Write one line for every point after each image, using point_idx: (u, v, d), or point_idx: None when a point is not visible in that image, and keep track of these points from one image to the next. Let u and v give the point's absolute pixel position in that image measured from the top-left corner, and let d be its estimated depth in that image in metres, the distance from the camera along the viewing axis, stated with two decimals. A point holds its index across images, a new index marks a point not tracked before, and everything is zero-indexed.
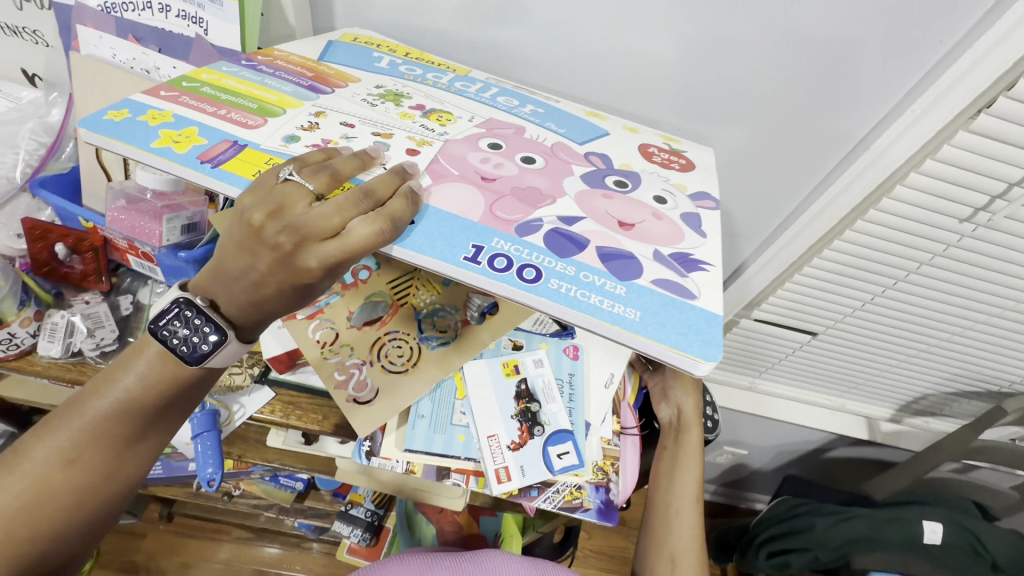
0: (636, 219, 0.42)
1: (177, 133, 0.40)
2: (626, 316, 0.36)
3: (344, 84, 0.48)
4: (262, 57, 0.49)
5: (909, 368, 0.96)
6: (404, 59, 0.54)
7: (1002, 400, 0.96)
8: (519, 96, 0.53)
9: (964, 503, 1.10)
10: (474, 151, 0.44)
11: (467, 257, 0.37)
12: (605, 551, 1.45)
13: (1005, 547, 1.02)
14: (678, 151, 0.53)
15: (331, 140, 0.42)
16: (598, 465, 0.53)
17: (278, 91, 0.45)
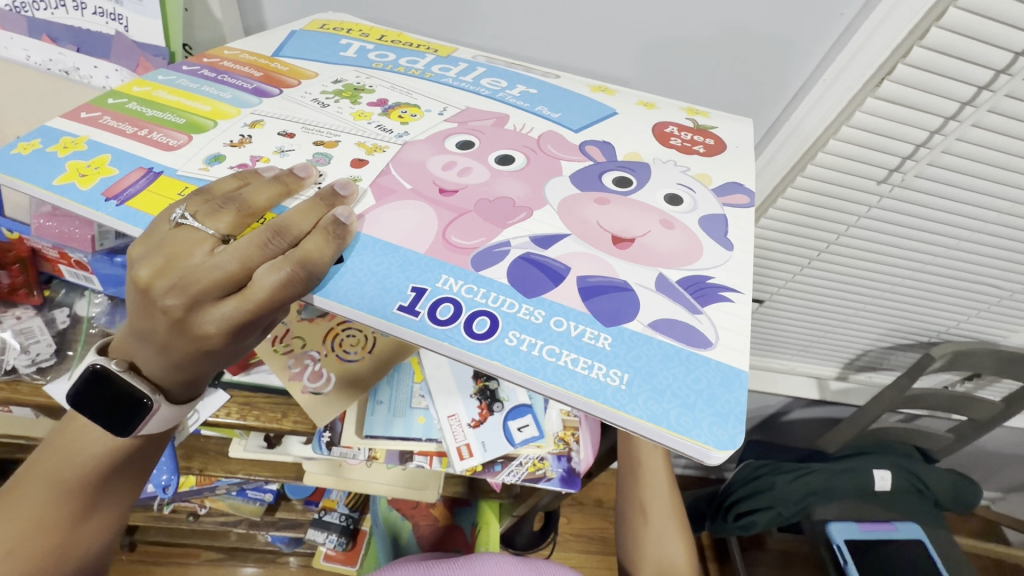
0: (636, 232, 0.35)
1: (85, 163, 0.36)
2: (608, 383, 0.28)
3: (295, 83, 0.45)
4: (210, 60, 0.46)
5: (850, 325, 1.02)
6: (375, 44, 0.50)
7: (930, 348, 1.05)
8: (508, 77, 0.48)
9: (907, 448, 1.19)
10: (438, 154, 0.39)
11: (402, 306, 0.31)
12: (584, 533, 1.48)
13: (942, 483, 1.18)
14: (706, 127, 0.46)
15: (262, 157, 0.38)
16: (558, 436, 0.54)
17: (214, 101, 0.42)
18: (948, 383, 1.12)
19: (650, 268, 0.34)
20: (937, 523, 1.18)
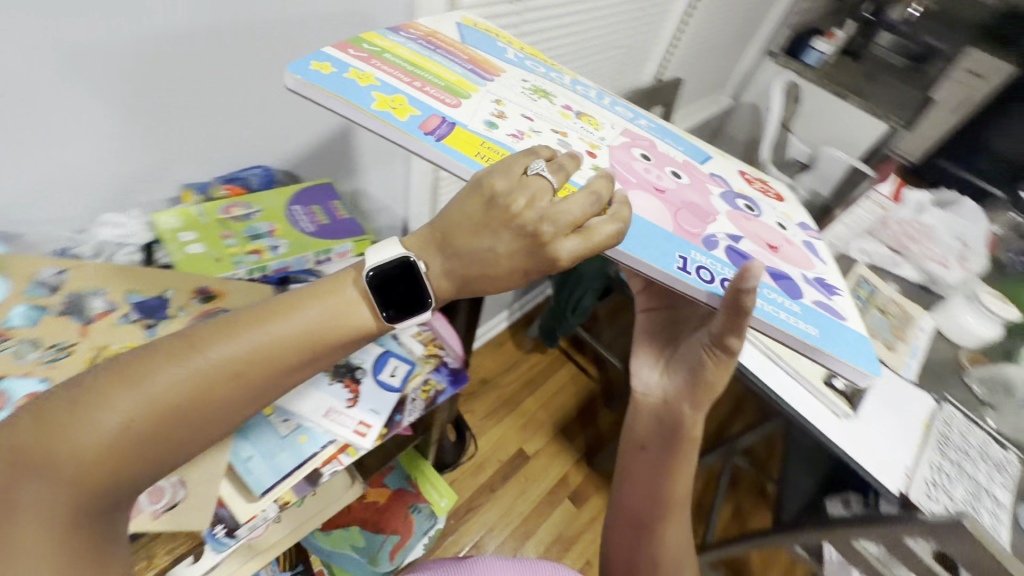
0: (777, 243, 0.57)
1: (389, 98, 0.46)
2: (809, 331, 0.47)
3: (498, 72, 0.58)
4: (439, 37, 0.60)
5: None
6: (533, 61, 0.66)
7: None
8: (662, 128, 0.68)
9: None
10: (634, 159, 0.55)
11: (695, 266, 0.46)
12: (522, 507, 1.53)
13: None
14: (761, 177, 0.71)
15: (523, 132, 0.51)
16: (426, 357, 0.72)
17: (453, 72, 0.54)
18: None
19: (798, 268, 0.56)
20: None
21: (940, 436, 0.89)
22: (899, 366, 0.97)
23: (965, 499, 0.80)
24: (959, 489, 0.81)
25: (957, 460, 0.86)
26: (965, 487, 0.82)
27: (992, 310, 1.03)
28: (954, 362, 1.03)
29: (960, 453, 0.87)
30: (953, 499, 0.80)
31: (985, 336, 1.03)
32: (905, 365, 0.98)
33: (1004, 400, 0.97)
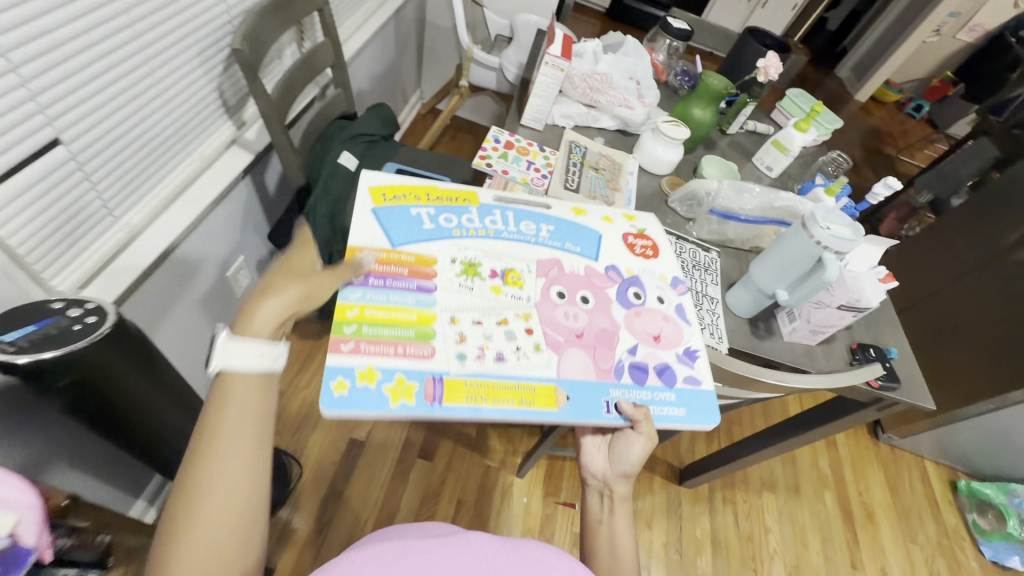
0: (658, 331, 0.68)
1: (394, 384, 0.53)
2: (673, 413, 0.63)
3: (432, 270, 0.63)
4: (381, 256, 0.62)
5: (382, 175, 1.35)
6: (442, 208, 0.70)
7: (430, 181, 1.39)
8: (527, 217, 0.74)
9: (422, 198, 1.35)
10: (560, 307, 0.66)
11: (604, 398, 0.61)
12: (375, 489, 1.45)
13: None
14: (641, 230, 0.79)
15: (483, 346, 0.59)
16: None
17: (411, 308, 0.59)
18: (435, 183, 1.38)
19: (673, 348, 0.68)
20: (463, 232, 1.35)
21: None
22: None
23: None
24: None
25: None
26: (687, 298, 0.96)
27: (671, 137, 1.14)
28: (660, 193, 1.17)
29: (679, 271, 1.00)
30: None
31: (671, 161, 1.17)
32: None
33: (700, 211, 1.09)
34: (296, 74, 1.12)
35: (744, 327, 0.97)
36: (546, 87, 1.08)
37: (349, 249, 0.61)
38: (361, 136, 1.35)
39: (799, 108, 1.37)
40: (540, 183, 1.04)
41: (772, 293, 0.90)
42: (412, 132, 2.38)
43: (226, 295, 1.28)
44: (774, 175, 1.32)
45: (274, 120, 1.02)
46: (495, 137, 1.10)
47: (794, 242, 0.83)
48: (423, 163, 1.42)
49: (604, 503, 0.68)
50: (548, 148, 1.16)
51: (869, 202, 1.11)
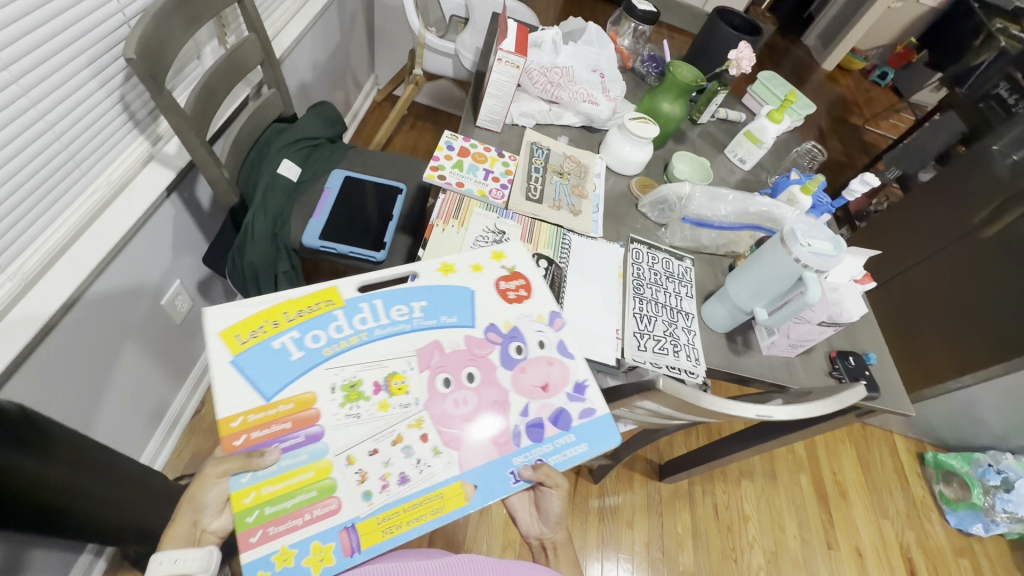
0: (545, 379, 0.66)
1: (312, 551, 0.52)
2: (579, 450, 0.65)
3: (314, 410, 0.57)
4: (258, 417, 0.56)
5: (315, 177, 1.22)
6: (302, 324, 0.60)
7: (380, 189, 1.23)
8: (396, 298, 0.65)
9: (367, 203, 1.20)
10: (451, 400, 0.62)
11: (508, 469, 0.61)
12: None
13: (403, 207, 1.24)
14: (513, 269, 0.72)
15: (385, 474, 0.56)
16: None
17: (305, 467, 0.55)
18: (387, 189, 1.23)
19: (565, 388, 0.67)
20: (414, 233, 1.22)
21: (634, 280, 0.93)
22: (588, 229, 0.97)
23: (663, 331, 0.87)
24: (657, 325, 0.88)
25: (651, 297, 0.91)
26: (661, 318, 0.89)
27: (640, 136, 1.05)
28: (630, 197, 1.09)
29: (651, 287, 0.93)
30: (654, 338, 0.86)
31: (640, 161, 1.09)
32: (592, 226, 0.98)
33: (672, 216, 1.02)
34: (216, 79, 0.98)
35: (722, 342, 0.92)
36: (502, 86, 0.98)
37: (220, 425, 0.54)
38: (301, 140, 1.22)
39: (773, 95, 1.31)
40: (499, 195, 0.95)
41: (750, 310, 0.84)
42: (368, 121, 2.22)
43: (162, 326, 1.15)
44: (747, 167, 1.27)
45: (191, 135, 0.88)
46: (448, 144, 1.00)
47: (772, 259, 0.78)
48: (374, 167, 1.30)
49: (545, 551, 0.79)
50: (508, 152, 1.06)
51: (846, 199, 1.06)
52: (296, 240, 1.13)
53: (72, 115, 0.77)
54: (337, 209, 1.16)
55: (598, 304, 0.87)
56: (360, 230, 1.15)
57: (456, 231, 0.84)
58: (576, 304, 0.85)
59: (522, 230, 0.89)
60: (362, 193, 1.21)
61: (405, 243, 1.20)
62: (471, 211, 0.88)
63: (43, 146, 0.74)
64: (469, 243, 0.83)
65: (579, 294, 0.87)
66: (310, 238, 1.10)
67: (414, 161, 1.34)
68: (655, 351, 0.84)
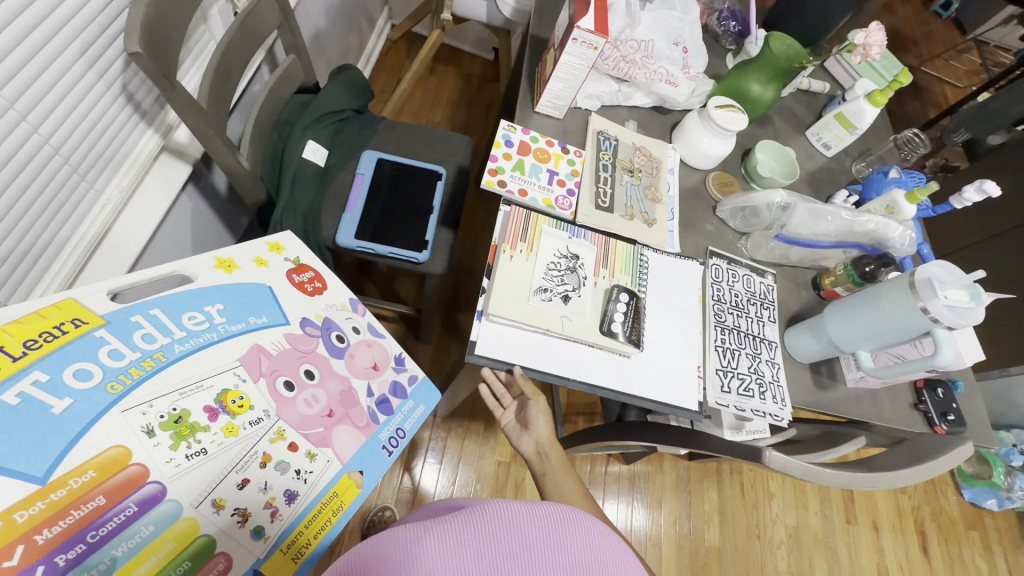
0: (372, 360, 0.60)
1: None
2: (420, 411, 0.61)
3: (136, 465, 0.41)
4: (34, 512, 0.36)
5: (347, 158, 1.09)
6: (43, 361, 0.40)
7: (418, 176, 1.10)
8: (180, 304, 0.49)
9: (406, 192, 1.08)
10: (297, 403, 0.51)
11: (380, 446, 0.55)
12: (384, 501, 1.38)
13: (443, 195, 1.10)
14: (296, 261, 0.59)
15: (270, 499, 0.47)
16: None
17: (159, 541, 0.41)
18: (425, 175, 1.11)
19: (389, 356, 0.61)
20: (454, 225, 1.09)
21: (714, 304, 0.83)
22: (664, 244, 0.86)
23: (747, 368, 0.80)
24: (742, 360, 0.80)
25: (732, 325, 0.82)
26: (745, 351, 0.81)
27: (723, 127, 0.90)
28: (706, 197, 0.95)
29: (732, 312, 0.84)
30: (739, 377, 0.78)
31: (719, 155, 0.94)
32: (668, 238, 0.87)
33: (755, 224, 0.91)
34: (230, 54, 0.82)
35: (806, 375, 0.84)
36: (573, 69, 0.82)
37: None
38: (327, 116, 1.07)
39: (880, 76, 1.12)
40: (566, 204, 0.83)
41: (850, 351, 0.76)
42: (383, 64, 1.97)
43: None
44: (830, 154, 1.11)
45: (212, 133, 0.76)
46: (505, 138, 0.86)
47: (894, 306, 0.68)
48: (409, 146, 1.16)
49: (540, 456, 0.77)
50: (571, 145, 0.91)
51: (954, 205, 0.94)
52: (328, 236, 1.02)
53: (69, 119, 0.64)
54: (372, 201, 1.05)
55: (677, 338, 0.78)
56: (397, 227, 1.04)
57: (526, 257, 0.74)
58: (656, 340, 0.77)
59: (596, 252, 0.79)
60: (401, 182, 1.08)
61: (446, 238, 1.08)
62: (539, 230, 0.77)
63: (41, 161, 0.62)
64: (541, 273, 0.73)
65: (659, 327, 0.78)
66: (345, 237, 1.00)
67: (451, 136, 1.19)
68: (740, 393, 0.77)
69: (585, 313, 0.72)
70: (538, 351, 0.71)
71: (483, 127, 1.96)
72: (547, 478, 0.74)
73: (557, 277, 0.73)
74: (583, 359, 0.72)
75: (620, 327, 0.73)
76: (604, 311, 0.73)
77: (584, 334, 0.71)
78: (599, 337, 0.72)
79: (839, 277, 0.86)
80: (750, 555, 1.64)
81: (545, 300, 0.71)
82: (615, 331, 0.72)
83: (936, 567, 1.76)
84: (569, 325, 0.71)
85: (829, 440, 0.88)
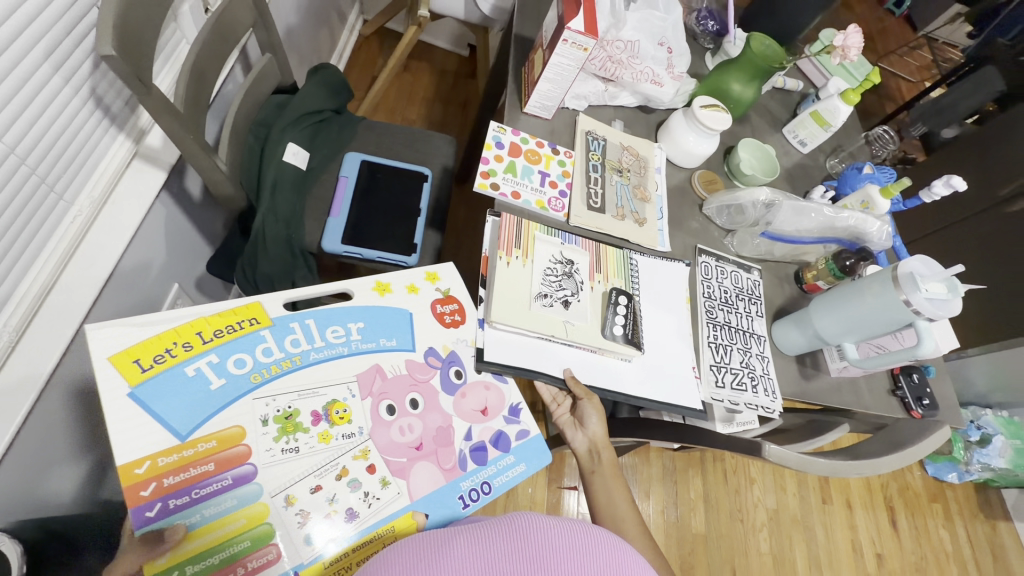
0: (484, 403, 0.64)
1: None
2: (518, 471, 0.62)
3: (244, 446, 0.51)
4: (171, 459, 0.48)
5: (329, 159, 1.06)
6: (220, 348, 0.53)
7: (402, 177, 1.08)
8: (329, 319, 0.59)
9: (391, 195, 1.06)
10: (393, 426, 0.58)
11: (458, 494, 0.58)
12: None
13: (429, 196, 1.09)
14: (448, 292, 0.68)
15: (331, 512, 0.51)
16: None
17: (235, 514, 0.49)
18: (409, 176, 1.09)
19: (503, 408, 0.65)
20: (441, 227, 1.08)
21: (706, 301, 0.85)
22: (655, 243, 0.87)
23: (738, 362, 0.82)
24: (733, 356, 0.82)
25: (723, 321, 0.84)
26: (736, 346, 0.83)
27: (708, 126, 0.91)
28: (692, 195, 0.97)
29: (723, 308, 0.86)
30: (731, 371, 0.80)
31: (704, 154, 0.96)
32: (658, 237, 0.88)
33: (741, 221, 0.93)
34: (206, 54, 0.78)
35: (792, 367, 0.87)
36: (562, 70, 0.82)
37: (120, 473, 0.46)
38: (306, 117, 1.04)
39: (851, 74, 1.16)
40: (558, 206, 0.84)
41: (836, 343, 0.79)
42: (355, 62, 1.92)
43: None
44: (806, 151, 1.15)
45: (189, 137, 0.72)
46: (495, 139, 0.85)
47: (877, 301, 0.71)
48: (391, 146, 1.13)
49: (592, 455, 0.74)
50: (560, 145, 0.91)
51: (923, 198, 0.98)
52: (311, 241, 0.99)
53: (36, 126, 0.61)
54: (356, 205, 1.03)
55: (671, 335, 0.80)
56: (384, 230, 1.02)
57: (523, 264, 0.73)
58: (653, 338, 0.78)
59: (590, 256, 0.79)
60: (385, 184, 1.06)
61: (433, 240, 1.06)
62: (532, 237, 0.76)
63: (8, 171, 0.58)
64: (539, 279, 0.73)
65: (654, 326, 0.79)
66: (331, 243, 0.98)
67: (434, 135, 1.17)
68: (733, 388, 0.79)
69: (587, 317, 0.73)
70: (540, 357, 0.71)
71: (460, 125, 1.94)
72: (596, 479, 0.72)
73: (555, 283, 0.73)
74: (587, 363, 0.73)
75: (621, 329, 0.74)
76: (604, 318, 0.74)
77: (586, 341, 0.71)
78: (602, 343, 0.72)
79: (821, 270, 0.89)
80: (734, 538, 1.69)
81: (547, 305, 0.71)
82: (616, 334, 0.73)
83: (903, 537, 1.87)
84: (573, 332, 0.71)
85: (814, 429, 0.91)
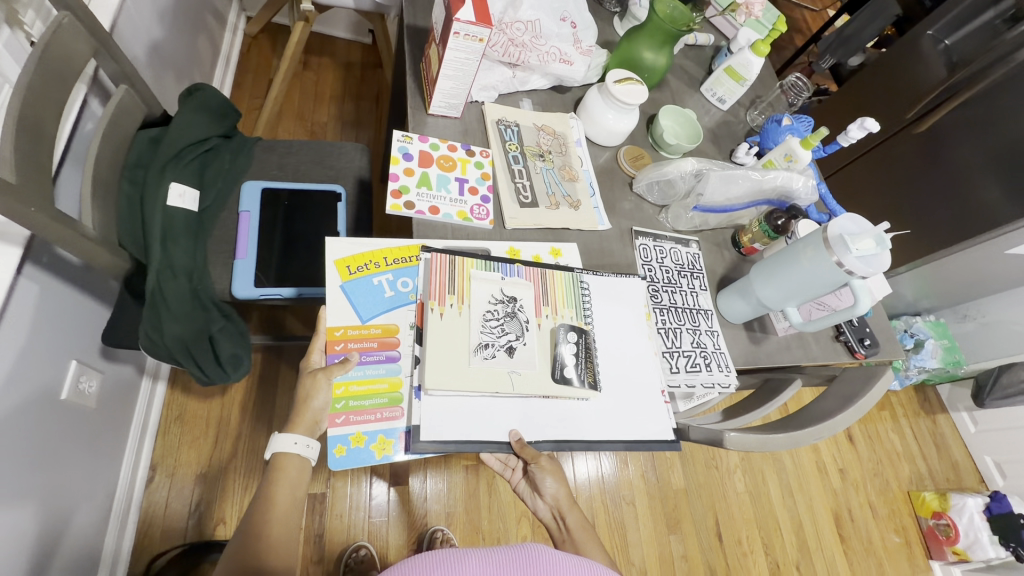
0: None
1: (377, 443, 0.63)
2: None
3: (396, 339, 0.67)
4: (359, 334, 0.67)
5: (225, 190, 0.95)
6: (396, 270, 0.71)
7: (312, 200, 0.98)
8: None
9: (303, 220, 0.96)
10: None
11: None
12: (355, 536, 1.31)
13: (345, 216, 0.99)
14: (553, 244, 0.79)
15: None
16: None
17: (384, 377, 0.66)
18: (320, 196, 0.99)
19: None
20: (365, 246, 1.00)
21: (649, 285, 0.83)
22: (595, 223, 0.85)
23: (690, 344, 0.81)
24: (683, 337, 0.81)
25: (669, 303, 0.83)
26: (685, 327, 0.82)
27: (624, 101, 0.87)
28: (621, 173, 0.93)
29: (667, 289, 0.84)
30: (684, 354, 0.80)
31: (624, 130, 0.91)
32: (596, 216, 0.86)
33: (672, 195, 0.91)
34: (36, 103, 0.65)
35: (741, 335, 0.87)
36: (461, 65, 0.75)
37: (328, 330, 0.66)
38: (189, 149, 0.92)
39: (760, 25, 1.15)
40: (482, 213, 0.78)
41: (779, 309, 0.80)
42: (246, 67, 1.74)
43: (70, 421, 0.93)
44: (726, 107, 1.13)
45: (31, 211, 0.61)
46: (402, 151, 0.78)
47: (813, 264, 0.71)
48: (297, 167, 1.03)
49: (559, 522, 0.76)
50: (473, 144, 0.84)
51: (841, 143, 0.99)
52: (221, 289, 0.89)
53: None
54: (265, 240, 0.93)
55: (618, 331, 0.77)
56: (300, 261, 0.93)
57: (459, 313, 0.68)
58: (607, 338, 0.75)
59: (535, 290, 0.73)
60: (295, 210, 0.97)
61: None
62: (467, 277, 0.70)
63: None
64: (478, 328, 0.67)
65: (604, 323, 0.76)
66: (242, 288, 0.89)
67: (341, 145, 1.07)
68: (688, 370, 0.78)
69: (534, 364, 0.68)
70: (486, 415, 0.66)
71: (376, 120, 1.80)
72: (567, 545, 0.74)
73: (497, 329, 0.68)
74: (531, 415, 0.68)
75: (574, 369, 0.70)
76: (554, 356, 0.70)
77: (535, 390, 0.67)
78: (554, 387, 0.68)
79: (756, 233, 0.88)
80: (712, 485, 1.76)
81: (489, 359, 0.66)
82: (570, 378, 0.69)
83: (860, 448, 2.00)
84: (519, 381, 0.66)
85: (770, 389, 0.92)
